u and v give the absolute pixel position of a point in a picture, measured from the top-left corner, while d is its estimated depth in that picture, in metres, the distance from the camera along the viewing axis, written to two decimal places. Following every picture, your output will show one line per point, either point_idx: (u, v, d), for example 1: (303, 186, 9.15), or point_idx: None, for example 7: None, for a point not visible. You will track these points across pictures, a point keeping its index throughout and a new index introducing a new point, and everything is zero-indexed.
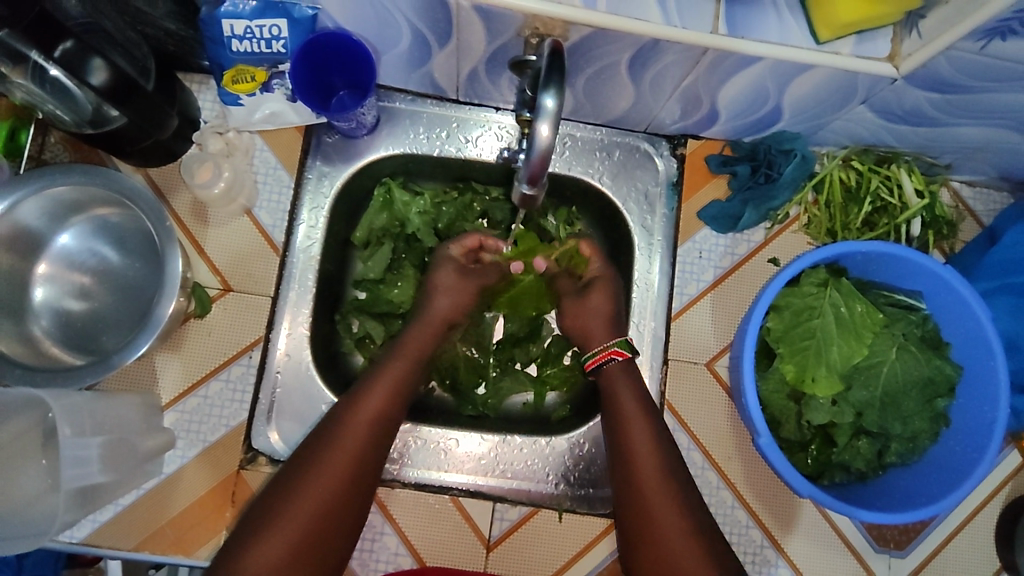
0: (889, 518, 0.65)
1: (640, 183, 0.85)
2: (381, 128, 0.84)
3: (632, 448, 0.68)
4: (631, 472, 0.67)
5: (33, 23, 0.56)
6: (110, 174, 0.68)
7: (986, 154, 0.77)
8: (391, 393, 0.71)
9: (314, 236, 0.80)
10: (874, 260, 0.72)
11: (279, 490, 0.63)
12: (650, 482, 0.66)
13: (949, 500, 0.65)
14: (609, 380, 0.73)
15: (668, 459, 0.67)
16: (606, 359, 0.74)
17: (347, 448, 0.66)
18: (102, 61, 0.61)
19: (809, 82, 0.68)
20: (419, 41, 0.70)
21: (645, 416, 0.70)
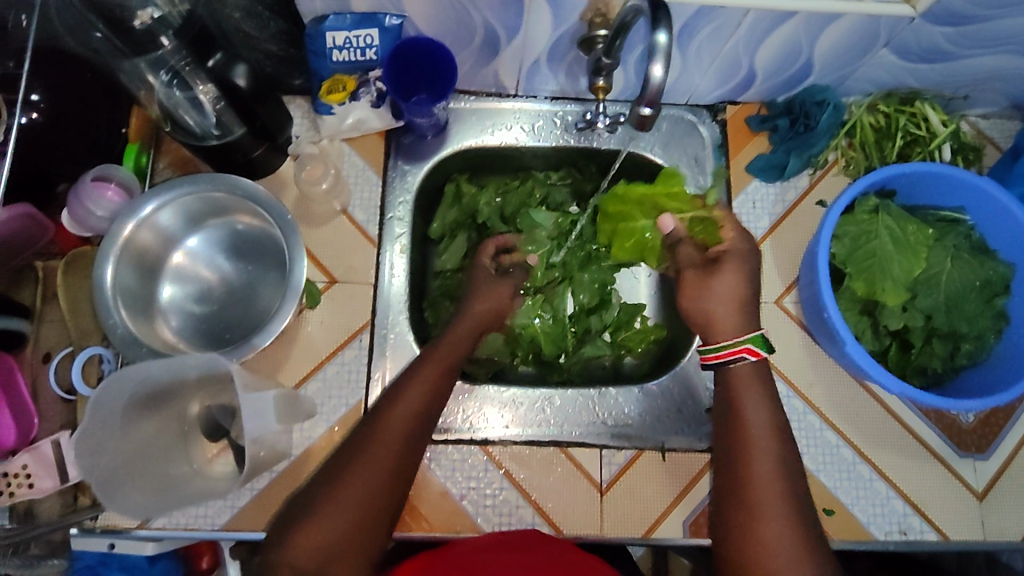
0: (964, 404, 0.72)
1: (689, 149, 0.94)
2: (449, 128, 0.93)
3: (747, 416, 0.68)
4: (739, 439, 0.66)
5: (195, 38, 0.68)
6: (250, 188, 0.75)
7: (994, 83, 0.87)
8: (438, 380, 0.72)
9: (403, 225, 0.88)
10: (917, 181, 0.80)
11: (331, 470, 0.64)
12: (760, 453, 0.65)
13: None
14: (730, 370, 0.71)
15: (786, 438, 0.67)
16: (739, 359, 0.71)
17: (395, 430, 0.66)
18: (243, 66, 0.73)
19: (838, 31, 0.78)
20: (491, 35, 0.80)
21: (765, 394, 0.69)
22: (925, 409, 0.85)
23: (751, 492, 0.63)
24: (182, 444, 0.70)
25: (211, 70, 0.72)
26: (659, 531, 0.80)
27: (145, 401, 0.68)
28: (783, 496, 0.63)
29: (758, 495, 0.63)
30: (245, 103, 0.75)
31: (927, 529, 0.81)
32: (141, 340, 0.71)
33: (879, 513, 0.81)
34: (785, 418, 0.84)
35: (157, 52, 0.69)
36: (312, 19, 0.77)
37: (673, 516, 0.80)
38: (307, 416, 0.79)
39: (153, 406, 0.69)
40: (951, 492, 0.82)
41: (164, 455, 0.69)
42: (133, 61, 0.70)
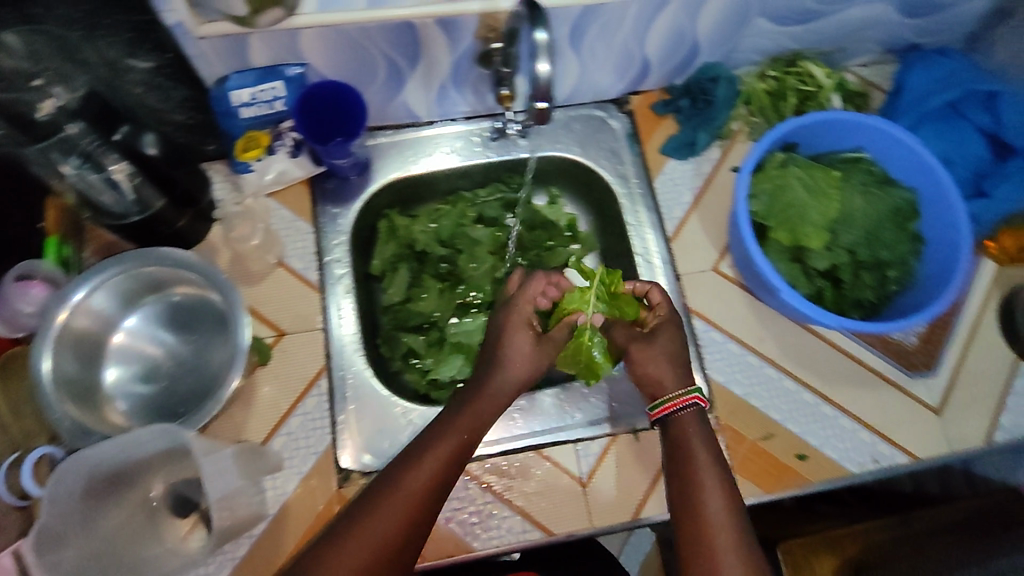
0: (914, 322, 0.75)
1: (604, 144, 0.99)
2: (372, 165, 0.94)
3: (693, 461, 0.72)
4: (688, 462, 0.72)
5: (97, 113, 0.72)
6: (177, 256, 0.74)
7: (863, 32, 0.94)
8: (443, 469, 0.69)
9: (343, 265, 0.88)
10: (815, 132, 0.86)
11: (322, 543, 0.64)
12: (708, 495, 0.69)
13: (951, 288, 0.76)
14: (678, 419, 0.76)
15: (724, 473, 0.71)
16: (685, 405, 0.76)
17: (387, 524, 0.64)
18: (151, 136, 0.77)
19: (713, 9, 0.84)
20: (393, 67, 0.83)
21: (708, 442, 0.74)
22: (871, 340, 0.89)
23: (705, 531, 0.67)
24: (153, 526, 0.68)
25: (118, 142, 0.74)
26: (648, 510, 0.80)
27: (103, 489, 0.66)
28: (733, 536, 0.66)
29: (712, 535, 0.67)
30: (157, 170, 0.76)
31: (896, 453, 0.84)
32: (89, 427, 0.69)
33: (848, 446, 0.84)
34: (745, 377, 0.86)
35: (60, 133, 0.69)
36: (213, 81, 0.79)
37: (657, 493, 0.81)
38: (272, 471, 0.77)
39: (113, 494, 0.67)
40: (913, 413, 0.86)
41: (137, 540, 0.67)
42: (35, 147, 0.69)
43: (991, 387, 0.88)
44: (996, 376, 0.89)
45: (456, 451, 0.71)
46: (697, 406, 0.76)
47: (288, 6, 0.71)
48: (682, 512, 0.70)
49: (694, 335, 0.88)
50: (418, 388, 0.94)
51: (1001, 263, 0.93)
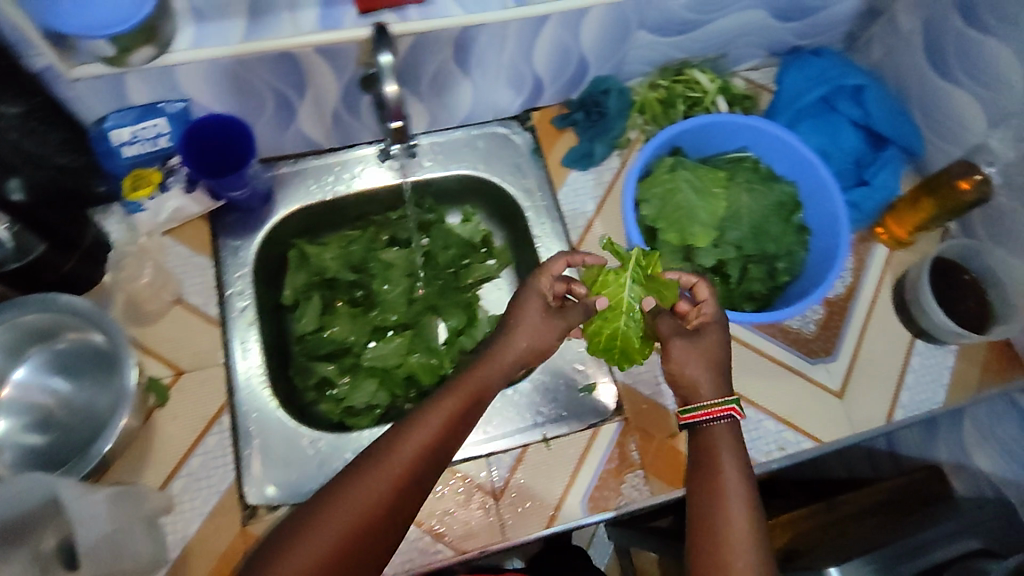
0: (806, 306, 0.78)
1: (508, 159, 1.00)
2: (275, 195, 0.94)
3: (719, 478, 0.67)
4: (710, 473, 0.68)
5: None
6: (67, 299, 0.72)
7: (745, 37, 0.98)
8: (431, 448, 0.67)
9: (246, 297, 0.88)
10: (701, 134, 0.89)
11: (300, 518, 0.63)
12: (730, 517, 0.65)
13: (834, 276, 0.80)
14: (706, 429, 0.71)
15: (753, 502, 0.66)
16: (720, 416, 0.70)
17: (368, 496, 0.63)
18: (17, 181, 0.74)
19: (593, 24, 0.86)
20: (281, 98, 0.83)
21: (736, 455, 0.69)
22: (771, 331, 0.92)
23: (720, 542, 0.63)
24: None
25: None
26: (561, 519, 0.81)
27: None
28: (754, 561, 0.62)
29: (728, 553, 0.63)
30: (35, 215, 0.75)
31: (802, 438, 0.87)
32: None
33: (754, 437, 0.87)
34: (651, 377, 0.89)
35: None
36: (92, 122, 0.79)
37: (569, 501, 0.82)
38: (163, 512, 0.77)
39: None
40: (815, 398, 0.89)
41: None
42: None
43: (890, 368, 0.92)
44: (896, 355, 0.93)
45: (446, 428, 0.69)
46: (729, 420, 0.70)
47: (159, 43, 0.71)
48: (698, 526, 0.65)
49: None
50: (333, 417, 0.95)
51: (890, 248, 0.98)
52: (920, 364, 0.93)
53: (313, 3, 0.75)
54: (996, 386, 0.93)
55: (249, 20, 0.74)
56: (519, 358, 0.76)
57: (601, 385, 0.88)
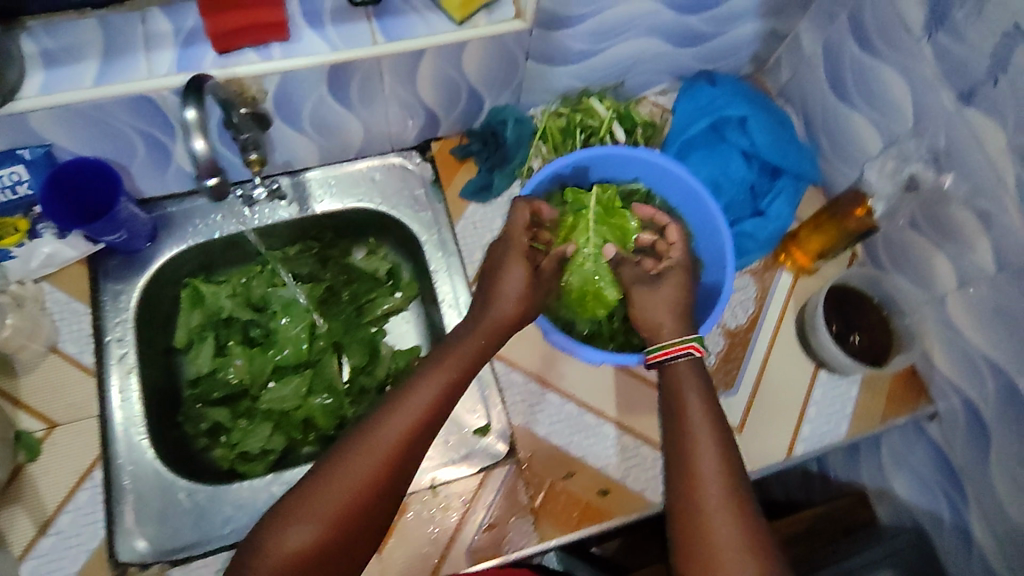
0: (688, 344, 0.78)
1: (407, 192, 0.97)
2: (161, 235, 0.92)
3: (685, 411, 0.69)
4: (679, 415, 0.70)
5: None
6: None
7: (644, 63, 0.97)
8: (426, 417, 0.68)
9: (125, 345, 0.86)
10: (589, 166, 0.88)
11: (310, 481, 0.64)
12: (699, 445, 0.67)
13: (716, 312, 0.79)
14: (671, 368, 0.74)
15: (720, 427, 0.68)
16: (681, 354, 0.73)
17: (372, 457, 0.64)
18: None
19: (475, 58, 0.83)
20: (152, 140, 0.80)
21: (701, 387, 0.71)
22: None
23: (691, 479, 0.65)
24: None
25: None
26: (444, 569, 0.80)
27: None
28: (725, 486, 0.64)
29: (700, 482, 0.64)
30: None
31: None
32: None
33: (650, 477, 0.85)
34: (546, 417, 0.86)
35: None
36: None
37: (454, 551, 0.81)
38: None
39: None
40: None
41: None
42: None
43: (793, 399, 0.91)
44: (798, 386, 0.91)
45: (445, 389, 0.69)
46: (692, 355, 0.73)
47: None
48: (674, 463, 0.67)
49: (493, 379, 0.87)
50: (226, 462, 0.93)
51: (796, 274, 0.97)
52: (822, 395, 0.91)
53: (171, 46, 0.73)
54: (900, 416, 0.92)
55: (102, 64, 0.71)
56: (512, 323, 0.75)
57: (495, 428, 0.86)
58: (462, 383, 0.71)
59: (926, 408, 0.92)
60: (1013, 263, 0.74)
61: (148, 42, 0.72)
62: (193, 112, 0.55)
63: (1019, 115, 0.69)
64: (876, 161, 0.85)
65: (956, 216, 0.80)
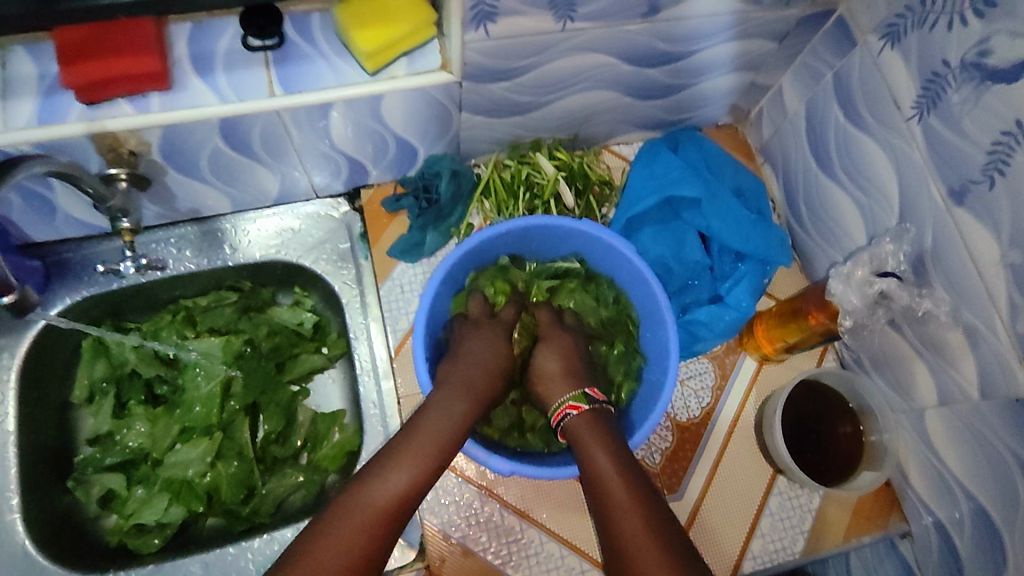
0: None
1: (329, 245, 0.88)
2: (54, 283, 0.84)
3: (595, 473, 0.61)
4: (594, 483, 0.61)
5: None
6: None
7: (604, 113, 0.86)
8: (425, 463, 0.62)
9: (5, 409, 0.80)
10: (524, 237, 0.77)
11: (291, 549, 0.56)
12: (619, 509, 0.58)
13: (658, 410, 0.69)
14: (570, 429, 0.66)
15: (636, 479, 0.60)
16: (563, 418, 0.67)
17: (369, 514, 0.58)
18: None
19: (394, 109, 0.74)
20: (27, 191, 0.73)
21: (606, 439, 0.63)
22: None
23: (625, 554, 0.55)
24: None
25: None
26: None
27: None
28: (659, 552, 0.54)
29: (632, 553, 0.55)
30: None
31: None
32: None
33: None
34: (462, 516, 0.77)
35: None
36: None
37: None
38: None
39: None
40: None
41: None
42: None
43: (745, 507, 0.80)
44: (753, 493, 0.81)
45: (446, 438, 0.64)
46: (576, 413, 0.66)
47: None
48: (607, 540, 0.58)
49: None
50: (117, 536, 0.82)
51: (760, 361, 0.86)
52: (779, 505, 0.81)
53: (32, 94, 0.64)
54: (868, 535, 0.81)
55: None
56: (499, 375, 0.71)
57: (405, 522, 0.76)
58: (459, 428, 0.65)
59: (899, 526, 0.81)
60: (1000, 394, 0.63)
61: (7, 88, 0.64)
62: None
63: (1015, 230, 0.58)
64: (844, 264, 0.73)
65: (940, 333, 0.69)
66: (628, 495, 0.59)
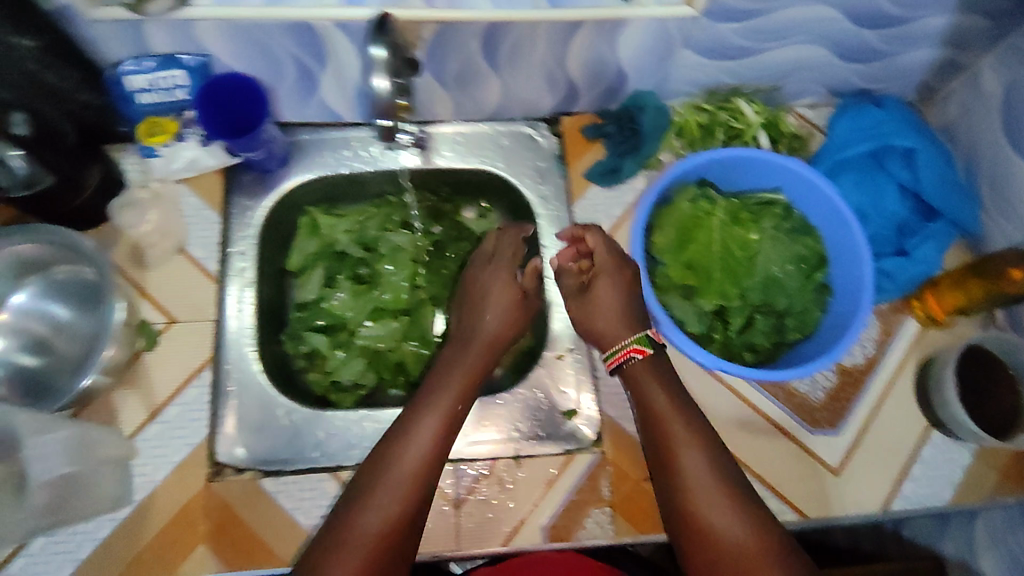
0: (814, 370, 0.74)
1: (530, 162, 0.97)
2: (292, 160, 0.94)
3: (654, 408, 0.71)
4: (654, 421, 0.70)
5: None
6: (113, 304, 0.73)
7: (804, 70, 0.92)
8: (443, 422, 0.71)
9: (247, 259, 0.88)
10: (736, 164, 0.83)
11: (343, 509, 0.66)
12: (677, 441, 0.68)
13: (849, 337, 0.74)
14: (630, 371, 0.74)
15: (690, 415, 0.70)
16: (628, 358, 0.74)
17: (406, 465, 0.67)
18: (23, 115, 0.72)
19: (633, 37, 0.81)
20: (304, 69, 0.82)
21: (663, 382, 0.72)
22: (774, 391, 0.89)
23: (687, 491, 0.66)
24: None
25: None
26: (518, 539, 0.81)
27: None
28: (712, 478, 0.66)
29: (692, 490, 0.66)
30: (37, 151, 0.72)
31: (785, 508, 0.84)
32: None
33: None
34: None
35: None
36: (109, 64, 0.78)
37: (527, 528, 0.81)
38: (127, 458, 0.79)
39: None
40: (808, 471, 0.86)
41: None
42: None
43: (897, 453, 0.87)
44: (905, 440, 0.87)
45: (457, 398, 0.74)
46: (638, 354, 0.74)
47: None
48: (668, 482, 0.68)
49: (591, 366, 0.88)
50: (320, 388, 0.96)
51: (923, 324, 0.91)
52: (931, 455, 0.86)
53: None
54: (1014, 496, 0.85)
55: None
56: (505, 333, 0.81)
57: (583, 413, 0.87)
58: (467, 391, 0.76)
59: None
60: None
61: None
62: (380, 51, 0.67)
63: None
64: None
65: None
66: (689, 431, 0.69)
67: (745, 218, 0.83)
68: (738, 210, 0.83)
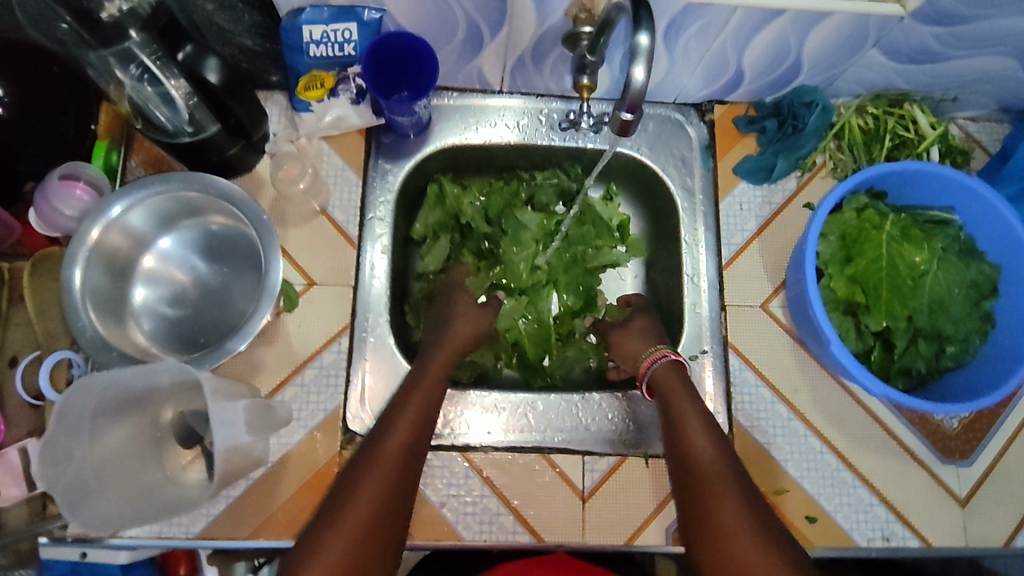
0: (975, 403, 0.72)
1: (676, 150, 0.93)
2: (432, 126, 0.90)
3: (681, 416, 0.74)
4: (677, 431, 0.73)
5: (165, 26, 0.67)
6: (275, 264, 0.72)
7: (983, 85, 0.86)
8: (418, 410, 0.72)
9: (383, 226, 0.86)
10: (915, 179, 0.79)
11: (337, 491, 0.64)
12: (698, 441, 0.71)
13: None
14: (663, 381, 0.79)
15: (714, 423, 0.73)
16: (659, 355, 0.81)
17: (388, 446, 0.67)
18: (214, 61, 0.70)
19: (826, 30, 0.76)
20: (473, 32, 0.77)
21: (688, 392, 0.77)
22: (909, 416, 0.87)
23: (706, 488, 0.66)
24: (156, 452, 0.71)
25: (181, 63, 0.69)
26: (641, 540, 0.81)
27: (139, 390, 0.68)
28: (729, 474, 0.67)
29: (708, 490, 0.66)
30: (213, 97, 0.72)
31: (909, 535, 0.83)
32: (90, 326, 0.69)
33: (861, 520, 0.83)
34: (771, 425, 0.86)
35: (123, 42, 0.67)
36: (286, 11, 0.74)
37: (650, 528, 0.81)
38: (282, 424, 0.78)
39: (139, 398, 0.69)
40: (935, 500, 0.84)
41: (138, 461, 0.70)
42: (99, 53, 0.68)
43: None
44: None
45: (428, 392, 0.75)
46: (670, 357, 0.80)
47: None
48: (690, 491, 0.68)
49: (726, 372, 0.87)
50: None
51: None
52: None
53: None
54: None
55: None
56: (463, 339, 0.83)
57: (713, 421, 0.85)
58: (439, 385, 0.77)
59: None
60: None
61: None
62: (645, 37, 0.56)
63: None
64: None
65: None
66: (707, 438, 0.71)
67: (916, 235, 0.80)
68: (908, 227, 0.79)
